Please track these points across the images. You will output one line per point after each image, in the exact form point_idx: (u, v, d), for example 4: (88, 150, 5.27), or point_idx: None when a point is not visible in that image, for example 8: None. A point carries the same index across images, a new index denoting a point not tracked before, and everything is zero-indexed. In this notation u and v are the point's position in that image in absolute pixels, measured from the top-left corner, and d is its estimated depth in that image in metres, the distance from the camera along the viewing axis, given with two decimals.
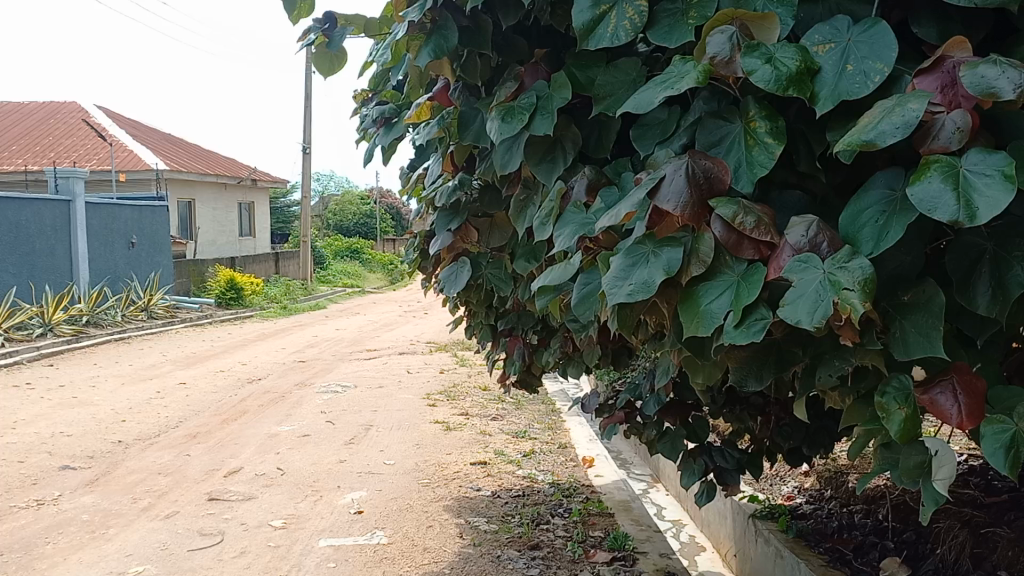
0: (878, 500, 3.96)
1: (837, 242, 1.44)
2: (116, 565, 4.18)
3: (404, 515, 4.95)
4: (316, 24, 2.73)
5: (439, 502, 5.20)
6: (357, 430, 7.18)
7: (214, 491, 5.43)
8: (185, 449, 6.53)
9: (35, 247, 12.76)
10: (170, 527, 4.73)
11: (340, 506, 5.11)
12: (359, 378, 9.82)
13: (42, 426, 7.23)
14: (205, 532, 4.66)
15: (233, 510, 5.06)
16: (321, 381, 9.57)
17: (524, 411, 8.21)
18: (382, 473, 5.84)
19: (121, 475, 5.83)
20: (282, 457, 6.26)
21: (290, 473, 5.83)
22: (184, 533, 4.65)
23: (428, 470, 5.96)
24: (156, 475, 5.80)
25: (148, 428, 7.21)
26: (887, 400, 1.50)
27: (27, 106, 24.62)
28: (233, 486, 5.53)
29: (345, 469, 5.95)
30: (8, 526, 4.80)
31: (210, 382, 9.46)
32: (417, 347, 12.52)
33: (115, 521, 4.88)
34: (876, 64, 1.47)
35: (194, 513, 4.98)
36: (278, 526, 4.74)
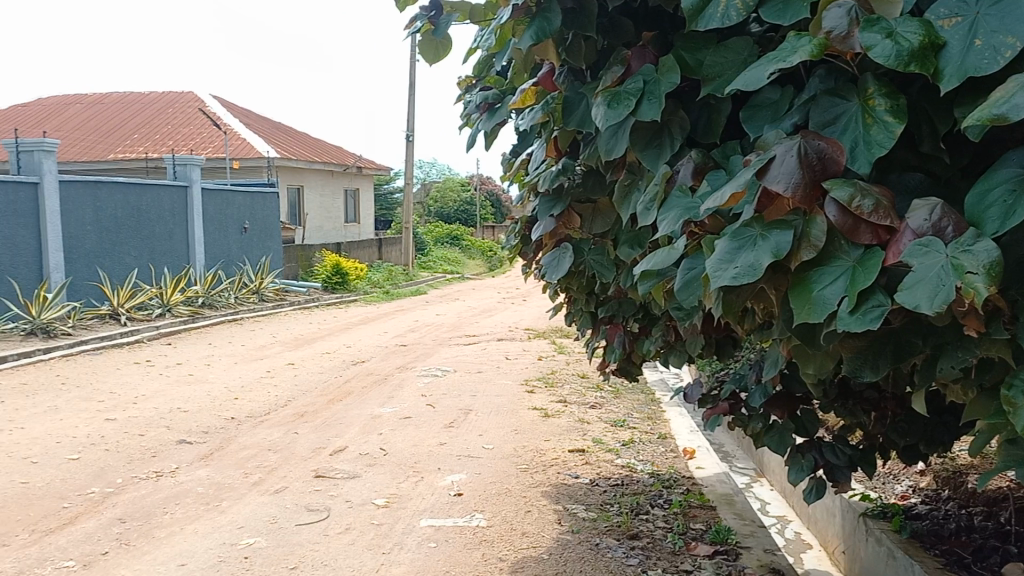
0: (1000, 503, 3.77)
1: (962, 225, 1.36)
2: (229, 536, 4.37)
3: (504, 498, 5.00)
4: (423, 11, 2.80)
5: (537, 487, 5.23)
6: (457, 414, 7.27)
7: (321, 468, 5.60)
8: (293, 427, 6.77)
9: (156, 231, 13.40)
10: (279, 502, 4.91)
11: (441, 487, 5.19)
12: (459, 362, 9.96)
13: (161, 401, 7.63)
14: (312, 507, 4.82)
15: (339, 487, 5.21)
16: (422, 365, 9.76)
17: (623, 400, 8.15)
18: (481, 457, 5.91)
19: (234, 450, 6.08)
20: (384, 438, 6.42)
21: (392, 453, 5.96)
22: (293, 507, 4.81)
23: (526, 455, 5.99)
24: (266, 451, 6.03)
25: (258, 406, 7.50)
26: (1015, 394, 1.42)
27: (148, 96, 25.94)
28: (338, 464, 5.70)
29: (446, 452, 6.05)
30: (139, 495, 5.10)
31: (316, 363, 9.78)
32: (516, 333, 12.59)
33: (228, 494, 5.10)
34: (1007, 37, 1.35)
35: (301, 489, 5.15)
36: (381, 505, 4.86)
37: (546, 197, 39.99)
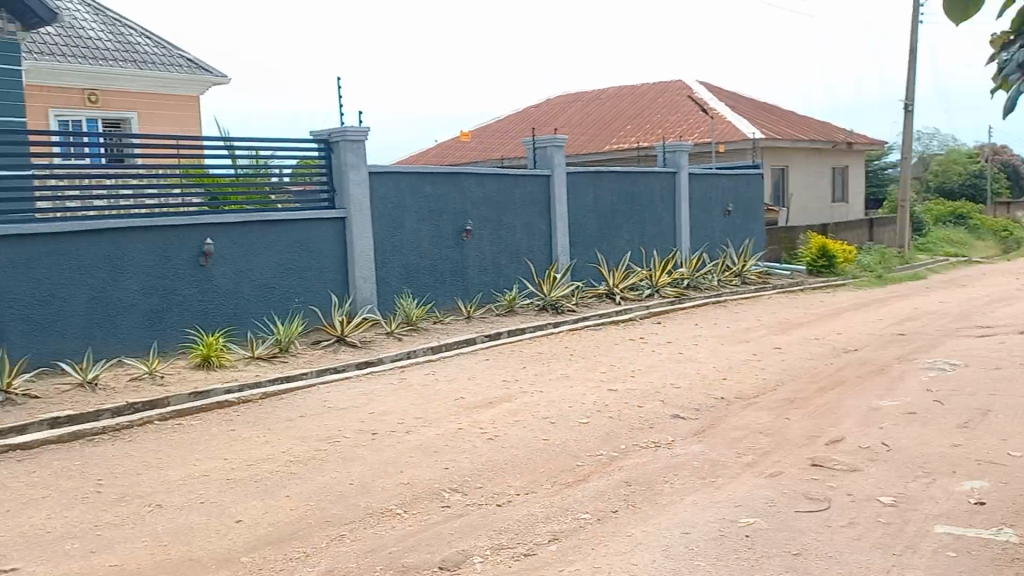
0: None
1: None
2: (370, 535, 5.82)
3: (609, 542, 5.57)
4: None
5: (658, 527, 5.76)
6: (645, 425, 8.29)
7: (467, 490, 6.66)
8: (468, 441, 7.93)
9: None
10: (461, 498, 6.50)
11: (564, 524, 5.92)
12: (660, 372, 10.42)
13: (371, 404, 9.12)
14: (447, 519, 6.05)
15: (502, 498, 6.50)
16: (613, 374, 10.40)
17: (839, 423, 8.02)
18: (636, 492, 6.46)
19: (412, 455, 7.53)
20: (536, 464, 7.24)
21: (547, 470, 7.05)
22: (437, 523, 5.97)
23: (687, 483, 6.63)
24: (413, 471, 7.12)
25: (438, 416, 8.74)
26: None
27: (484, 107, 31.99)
28: (502, 484, 6.77)
29: (613, 484, 6.68)
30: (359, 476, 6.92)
31: (522, 367, 10.93)
32: (762, 334, 12.85)
33: (380, 503, 6.43)
34: None
35: (466, 502, 6.37)
36: (502, 539, 5.67)
37: (949, 169, 38.03)
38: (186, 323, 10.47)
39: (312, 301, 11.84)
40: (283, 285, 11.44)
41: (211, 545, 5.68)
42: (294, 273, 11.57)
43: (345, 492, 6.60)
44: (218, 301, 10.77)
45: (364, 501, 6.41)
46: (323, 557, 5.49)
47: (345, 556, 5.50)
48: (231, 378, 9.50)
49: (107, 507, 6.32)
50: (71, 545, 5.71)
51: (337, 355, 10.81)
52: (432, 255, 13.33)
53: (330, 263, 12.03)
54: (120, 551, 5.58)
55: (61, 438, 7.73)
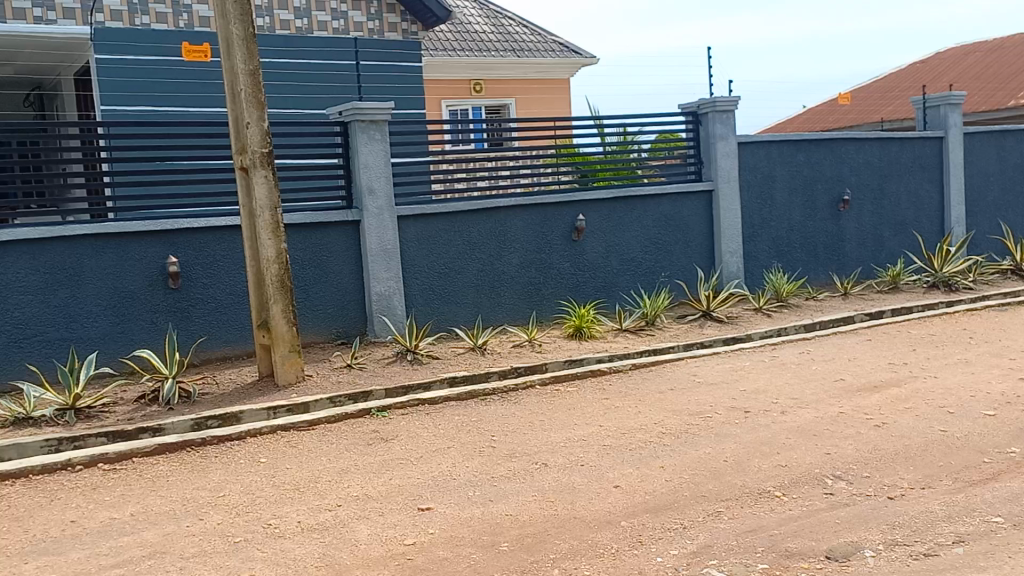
0: None
1: None
2: (496, 418, 5.13)
3: (773, 443, 4.45)
4: None
5: (839, 437, 4.52)
6: (851, 342, 6.91)
7: (621, 388, 5.73)
8: (634, 339, 6.97)
9: None
10: (610, 390, 5.70)
11: (717, 422, 4.85)
12: (884, 290, 8.79)
13: None
14: (586, 411, 5.19)
15: (662, 392, 5.56)
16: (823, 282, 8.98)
17: None
18: (820, 400, 5.21)
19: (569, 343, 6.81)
20: (709, 369, 6.16)
21: (720, 375, 5.97)
22: (571, 412, 5.17)
23: (888, 394, 5.26)
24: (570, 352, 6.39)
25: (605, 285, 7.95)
26: None
27: None
28: (663, 384, 5.78)
29: (787, 390, 5.45)
30: (772, 434, 4.56)
31: None
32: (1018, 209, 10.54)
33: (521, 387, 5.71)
34: None
35: (607, 397, 5.50)
36: (647, 430, 4.73)
37: None
38: (561, 294, 7.70)
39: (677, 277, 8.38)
40: (658, 250, 8.22)
41: (582, 500, 3.77)
42: (744, 226, 8.63)
43: (721, 467, 4.10)
44: (591, 274, 7.85)
45: (740, 478, 3.96)
46: (705, 529, 3.43)
47: (727, 532, 3.40)
48: (612, 348, 6.59)
49: (480, 450, 4.50)
50: (352, 486, 4.07)
51: (781, 319, 7.64)
52: (805, 227, 9.01)
53: (760, 216, 8.73)
54: (450, 505, 3.78)
55: (390, 410, 5.28)
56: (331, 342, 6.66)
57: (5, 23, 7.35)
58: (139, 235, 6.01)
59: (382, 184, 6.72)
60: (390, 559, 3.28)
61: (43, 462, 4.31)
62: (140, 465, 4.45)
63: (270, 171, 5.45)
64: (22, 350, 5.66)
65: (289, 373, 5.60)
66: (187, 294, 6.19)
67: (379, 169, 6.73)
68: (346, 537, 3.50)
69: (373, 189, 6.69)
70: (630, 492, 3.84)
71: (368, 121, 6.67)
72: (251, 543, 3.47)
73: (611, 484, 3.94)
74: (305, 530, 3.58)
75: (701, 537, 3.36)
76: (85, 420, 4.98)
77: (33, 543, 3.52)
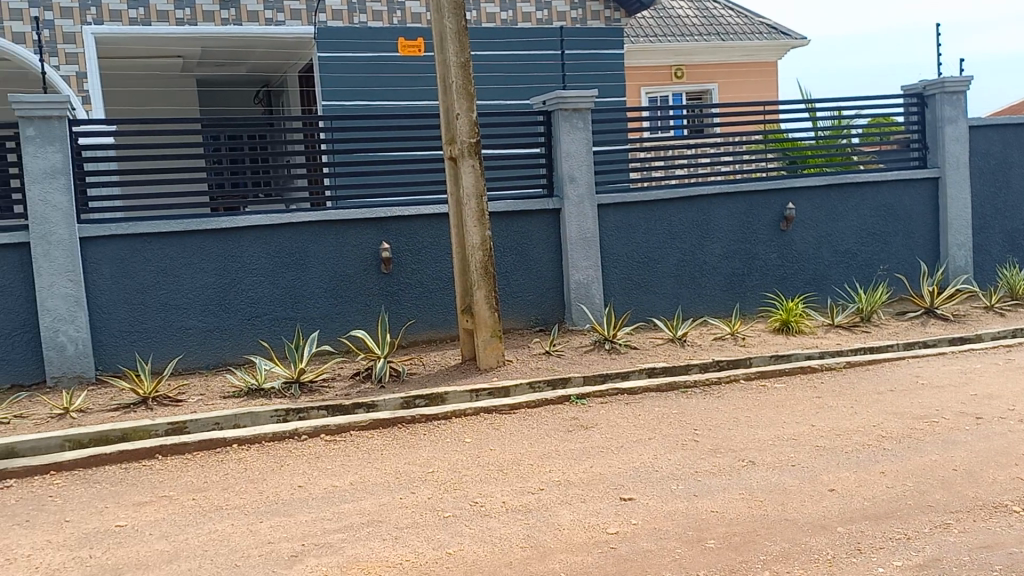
0: None
1: None
2: (695, 410, 5.02)
3: (1006, 454, 4.04)
4: None
5: None
6: None
7: (832, 386, 5.42)
8: (843, 336, 6.59)
9: None
10: (816, 387, 5.43)
11: (940, 426, 4.47)
12: None
13: None
14: (791, 408, 4.96)
15: (877, 392, 5.22)
16: None
17: None
18: None
19: (772, 337, 6.53)
20: (933, 370, 5.69)
21: (944, 377, 5.52)
22: (776, 408, 4.96)
23: None
24: (775, 347, 6.15)
25: (815, 281, 7.57)
26: None
27: None
28: (879, 384, 5.42)
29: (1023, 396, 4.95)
30: (1008, 443, 4.15)
31: None
32: None
33: (721, 380, 5.55)
34: None
35: (817, 394, 5.23)
36: (859, 431, 4.47)
37: None
38: (768, 286, 7.43)
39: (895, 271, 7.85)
40: (876, 241, 7.73)
41: (793, 501, 3.61)
42: (973, 216, 7.94)
43: (950, 476, 3.78)
44: (799, 265, 7.51)
45: (974, 489, 3.64)
46: (933, 542, 3.18)
47: (959, 547, 3.13)
48: (822, 344, 6.26)
49: (683, 443, 4.41)
50: (555, 471, 4.11)
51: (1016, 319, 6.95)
52: None
53: (992, 206, 8.01)
54: (653, 497, 3.74)
55: (589, 398, 5.30)
56: (530, 328, 6.78)
57: (242, 26, 8.01)
58: (356, 221, 6.38)
59: (584, 173, 6.75)
60: (594, 546, 3.29)
61: (274, 431, 4.70)
62: (356, 438, 4.73)
63: (477, 160, 5.60)
64: (256, 328, 6.18)
65: (491, 357, 5.76)
66: (398, 279, 6.52)
67: (581, 157, 6.75)
68: (550, 520, 3.55)
69: (575, 177, 6.73)
70: (846, 496, 3.63)
71: (572, 110, 6.70)
72: (460, 519, 3.60)
73: (825, 487, 3.74)
74: (510, 510, 3.67)
75: (928, 550, 3.12)
76: (308, 394, 5.37)
77: (267, 503, 3.84)
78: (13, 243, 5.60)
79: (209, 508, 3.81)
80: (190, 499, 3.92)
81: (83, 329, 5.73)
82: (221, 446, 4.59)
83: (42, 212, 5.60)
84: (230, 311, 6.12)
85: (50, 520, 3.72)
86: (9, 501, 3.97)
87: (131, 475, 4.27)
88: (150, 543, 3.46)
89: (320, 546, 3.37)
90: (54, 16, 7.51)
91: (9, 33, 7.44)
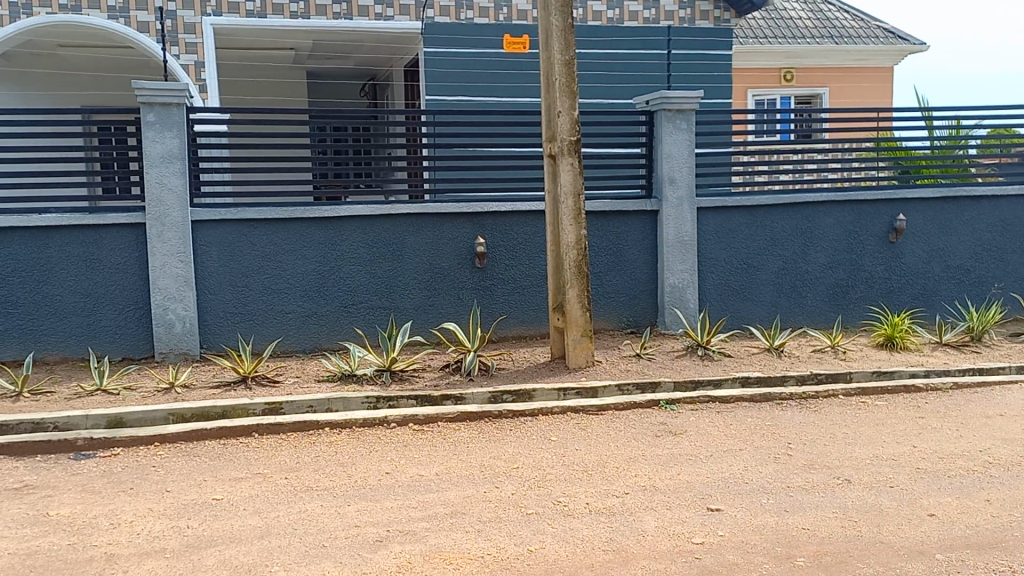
0: None
1: None
2: (790, 422, 4.87)
3: None
4: None
5: None
6: None
7: (938, 407, 5.17)
8: (952, 355, 6.28)
9: None
10: (920, 406, 5.19)
11: None
12: None
13: None
14: (892, 427, 4.76)
15: (988, 416, 4.94)
16: None
17: None
18: None
19: (875, 352, 6.28)
20: None
21: None
22: (876, 426, 4.76)
23: None
24: (878, 363, 5.91)
25: (924, 296, 7.27)
26: None
27: None
28: (989, 407, 5.14)
29: None
30: None
31: None
32: None
33: (819, 393, 5.37)
34: None
35: (922, 414, 5.00)
36: (966, 456, 4.24)
37: None
38: (873, 299, 7.17)
39: (1012, 290, 7.47)
40: (992, 257, 7.37)
41: (890, 524, 3.45)
42: None
43: None
44: (907, 279, 7.22)
45: None
46: None
47: None
48: (928, 362, 5.99)
49: (775, 456, 4.29)
50: (640, 476, 4.06)
51: None
52: None
53: None
54: (741, 509, 3.65)
55: (679, 404, 5.21)
56: (621, 330, 6.71)
57: (353, 20, 8.19)
58: (454, 215, 6.45)
59: (684, 175, 6.64)
60: (678, 555, 3.22)
61: (365, 417, 4.80)
62: (444, 429, 4.78)
63: (576, 158, 5.58)
64: (352, 315, 6.33)
65: (580, 356, 5.73)
66: (491, 274, 6.56)
67: (683, 159, 6.65)
68: (634, 525, 3.50)
69: (675, 179, 6.63)
70: (948, 523, 3.45)
71: (675, 110, 6.57)
72: (543, 517, 3.59)
73: (926, 512, 3.56)
74: (593, 512, 3.64)
75: None
76: (399, 382, 5.46)
77: (355, 487, 3.92)
78: (131, 223, 5.89)
79: (300, 488, 3.91)
80: (282, 478, 4.03)
81: (190, 308, 5.98)
82: (315, 428, 4.72)
83: (158, 195, 5.86)
84: (328, 298, 6.28)
85: (153, 489, 3.90)
86: (116, 469, 4.17)
87: (229, 451, 4.43)
88: (243, 518, 3.57)
89: (404, 533, 3.42)
90: (177, 7, 7.84)
91: (135, 23, 7.81)
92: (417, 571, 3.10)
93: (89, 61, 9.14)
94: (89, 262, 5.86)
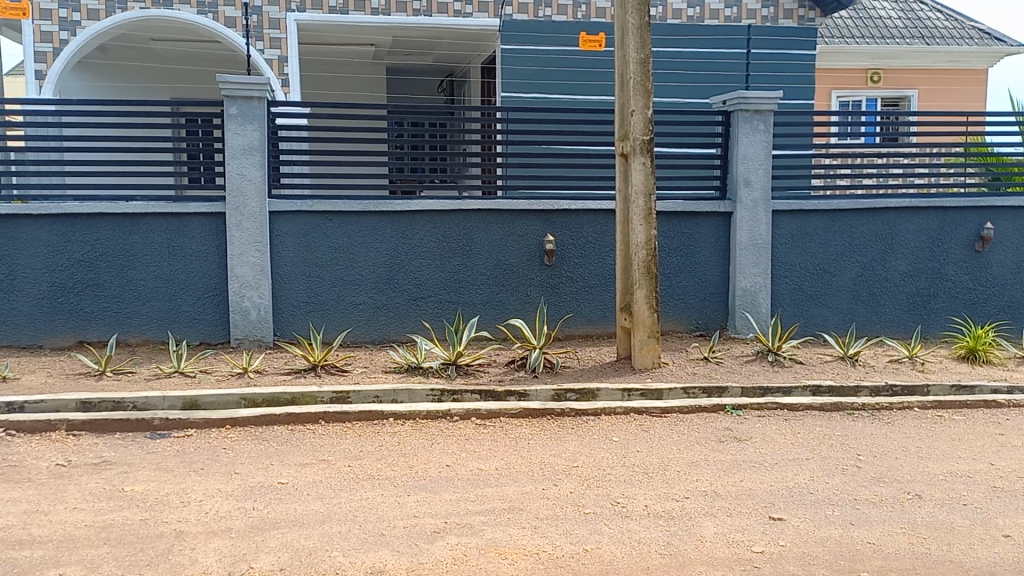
0: None
1: None
2: (860, 433, 4.73)
3: None
4: None
5: None
6: None
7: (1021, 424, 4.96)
8: None
9: None
10: (1001, 423, 4.98)
11: None
12: None
13: None
14: (969, 443, 4.58)
15: None
16: None
17: None
18: None
19: (954, 364, 6.05)
20: None
21: None
22: (952, 442, 4.59)
23: None
24: (957, 376, 5.69)
25: (1008, 308, 7.01)
26: None
27: None
28: None
29: None
30: None
31: None
32: None
33: (892, 405, 5.20)
34: None
35: (1002, 431, 4.80)
36: None
37: None
38: (956, 310, 6.92)
39: None
40: None
41: (962, 543, 3.32)
42: None
43: None
44: (992, 290, 6.96)
45: None
46: None
47: None
48: (1011, 377, 5.75)
49: (843, 467, 4.17)
50: (702, 481, 4.01)
51: None
52: None
53: None
54: (804, 520, 3.56)
55: (745, 409, 5.12)
56: (690, 332, 6.63)
57: (432, 17, 8.28)
58: (524, 212, 6.46)
59: (760, 177, 6.51)
60: (735, 563, 3.17)
61: (428, 409, 4.85)
62: (506, 424, 4.80)
63: (649, 158, 5.52)
64: (420, 309, 6.41)
65: (646, 358, 5.68)
66: (559, 271, 6.56)
67: (759, 161, 6.51)
68: (693, 530, 3.45)
69: (750, 180, 6.49)
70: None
71: (752, 111, 6.44)
72: (601, 517, 3.57)
73: (1000, 533, 3.42)
74: (651, 515, 3.60)
75: None
76: (464, 376, 5.51)
77: (416, 478, 3.97)
78: (212, 213, 6.08)
79: (362, 476, 3.99)
80: (346, 465, 4.11)
81: (265, 297, 6.15)
82: (379, 418, 4.79)
83: (238, 185, 6.03)
84: (398, 291, 6.37)
85: (223, 470, 4.02)
86: (189, 449, 4.32)
87: (296, 436, 4.54)
88: (306, 503, 3.66)
89: (462, 526, 3.45)
90: (262, 3, 8.05)
91: (222, 18, 8.04)
92: (472, 564, 3.12)
93: (176, 55, 9.47)
94: (172, 249, 6.07)
